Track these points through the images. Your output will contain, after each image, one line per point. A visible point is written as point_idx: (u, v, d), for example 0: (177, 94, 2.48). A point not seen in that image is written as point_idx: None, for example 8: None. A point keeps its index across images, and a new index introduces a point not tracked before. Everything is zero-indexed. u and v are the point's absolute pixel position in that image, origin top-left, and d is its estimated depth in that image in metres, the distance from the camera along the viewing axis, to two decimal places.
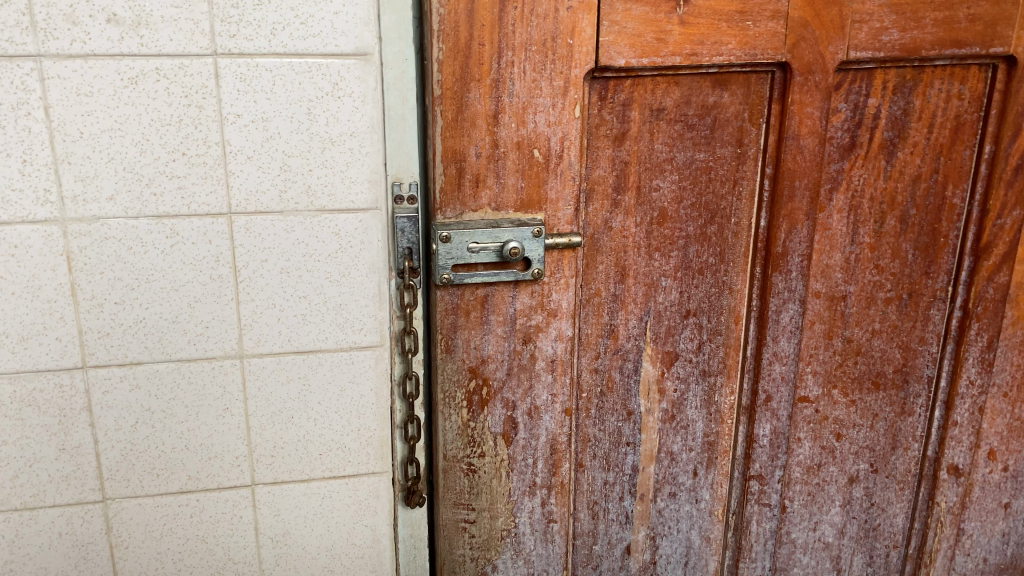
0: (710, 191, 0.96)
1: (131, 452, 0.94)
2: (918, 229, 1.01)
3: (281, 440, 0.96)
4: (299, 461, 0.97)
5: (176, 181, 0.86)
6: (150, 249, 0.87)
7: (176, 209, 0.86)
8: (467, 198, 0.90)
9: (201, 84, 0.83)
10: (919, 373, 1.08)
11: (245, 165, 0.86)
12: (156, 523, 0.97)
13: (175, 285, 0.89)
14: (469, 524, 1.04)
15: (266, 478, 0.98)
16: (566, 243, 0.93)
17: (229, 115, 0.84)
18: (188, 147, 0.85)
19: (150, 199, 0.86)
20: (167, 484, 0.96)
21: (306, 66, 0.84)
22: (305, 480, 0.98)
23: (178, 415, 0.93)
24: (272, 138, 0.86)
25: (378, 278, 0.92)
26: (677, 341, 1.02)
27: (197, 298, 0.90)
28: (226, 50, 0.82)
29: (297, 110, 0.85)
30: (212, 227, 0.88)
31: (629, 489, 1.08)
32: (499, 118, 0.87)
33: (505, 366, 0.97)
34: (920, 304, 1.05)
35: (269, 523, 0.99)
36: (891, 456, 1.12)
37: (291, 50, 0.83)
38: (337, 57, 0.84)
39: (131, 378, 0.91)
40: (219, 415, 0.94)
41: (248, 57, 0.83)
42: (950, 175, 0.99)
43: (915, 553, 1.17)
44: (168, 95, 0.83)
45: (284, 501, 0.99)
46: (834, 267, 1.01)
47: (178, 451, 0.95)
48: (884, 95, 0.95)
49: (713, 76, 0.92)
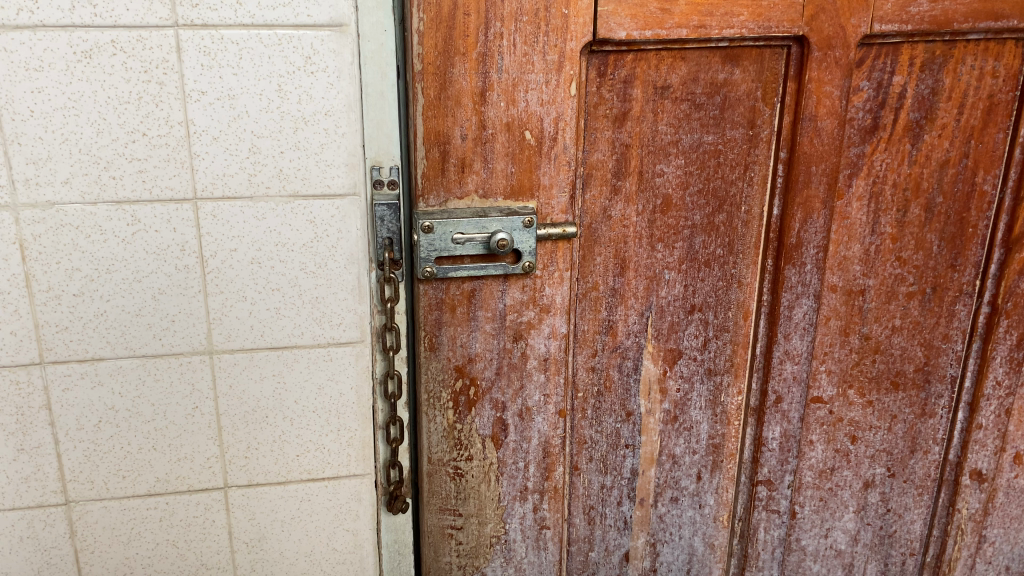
0: (719, 176, 0.89)
1: (95, 453, 0.88)
2: (944, 219, 0.93)
3: (256, 441, 0.90)
4: (275, 462, 0.91)
5: (136, 164, 0.79)
6: (109, 237, 0.81)
7: (137, 194, 0.80)
8: (452, 184, 0.82)
9: (161, 58, 0.76)
10: (942, 372, 1.00)
11: (210, 147, 0.79)
12: (123, 527, 0.92)
13: (138, 275, 0.82)
14: (456, 530, 0.98)
15: (240, 481, 0.92)
16: (560, 234, 0.86)
17: (192, 92, 0.77)
18: (149, 127, 0.78)
19: (109, 183, 0.79)
20: (134, 486, 0.90)
21: (276, 38, 0.76)
22: (282, 483, 0.92)
23: (144, 414, 0.88)
24: (240, 118, 0.79)
25: (357, 270, 0.85)
26: (680, 338, 0.95)
27: (163, 290, 0.83)
28: (188, 21, 0.75)
29: (267, 87, 0.78)
30: (177, 214, 0.81)
31: (628, 493, 1.02)
32: (486, 96, 0.80)
33: (494, 365, 0.91)
34: (945, 300, 0.97)
35: (244, 527, 0.94)
36: (910, 460, 1.04)
37: (260, 21, 0.76)
38: (310, 29, 0.77)
39: (93, 376, 0.85)
40: (188, 414, 0.88)
41: (212, 29, 0.75)
42: (981, 161, 0.91)
43: (933, 561, 1.10)
44: (125, 70, 0.76)
45: (259, 504, 0.93)
46: (852, 260, 0.94)
47: (145, 452, 0.89)
48: (911, 72, 0.87)
49: (723, 51, 0.84)
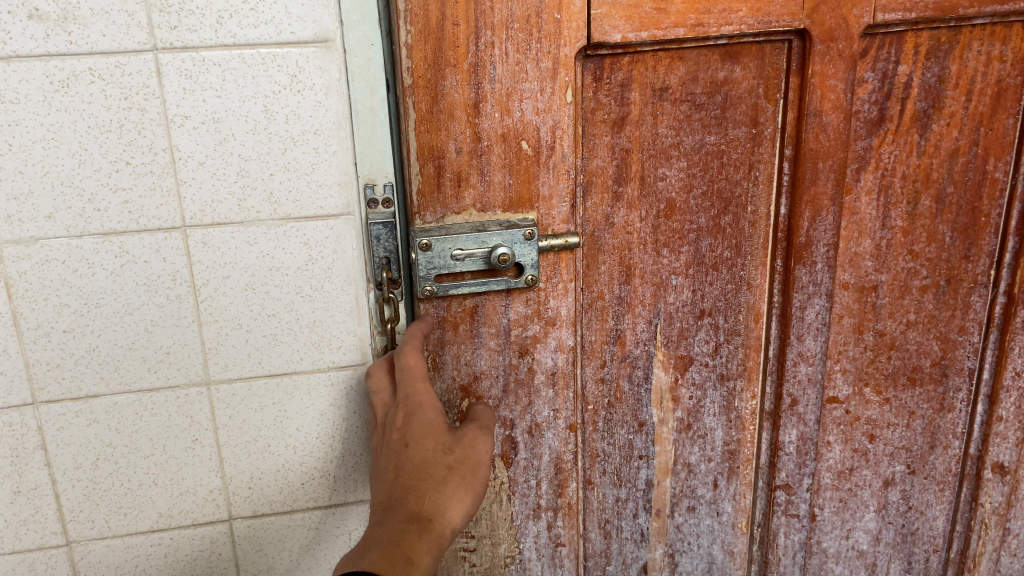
0: (722, 176, 0.86)
1: (94, 491, 0.85)
2: (956, 209, 0.91)
3: (258, 471, 0.88)
4: (280, 492, 0.89)
5: (122, 194, 0.76)
6: (97, 270, 0.78)
7: (124, 226, 0.77)
8: (448, 199, 0.79)
9: (141, 83, 0.73)
10: (959, 366, 0.98)
11: (197, 172, 0.76)
12: (127, 565, 0.89)
13: (129, 308, 0.80)
14: (469, 552, 0.94)
15: (245, 511, 0.89)
16: (563, 245, 0.83)
17: (176, 117, 0.74)
18: (132, 155, 0.75)
19: (94, 215, 0.76)
20: (136, 523, 0.88)
21: (259, 57, 0.74)
22: (288, 512, 0.90)
23: (143, 449, 0.85)
24: (226, 141, 0.76)
25: (354, 291, 0.83)
26: (690, 344, 0.92)
27: (155, 321, 0.81)
28: (167, 44, 0.72)
29: (253, 108, 0.75)
30: (166, 242, 0.78)
31: (644, 505, 0.99)
32: (480, 107, 0.77)
33: (500, 382, 0.88)
34: (960, 292, 0.94)
35: (252, 559, 0.91)
36: (930, 456, 1.02)
37: (242, 40, 0.73)
38: (294, 46, 0.74)
39: (88, 413, 0.83)
40: (188, 447, 0.86)
41: (193, 51, 0.73)
42: (991, 147, 0.89)
43: (957, 557, 1.08)
44: (105, 98, 0.73)
45: (266, 535, 0.91)
46: (863, 256, 0.91)
47: (146, 488, 0.86)
48: (916, 61, 0.84)
49: (722, 48, 0.81)
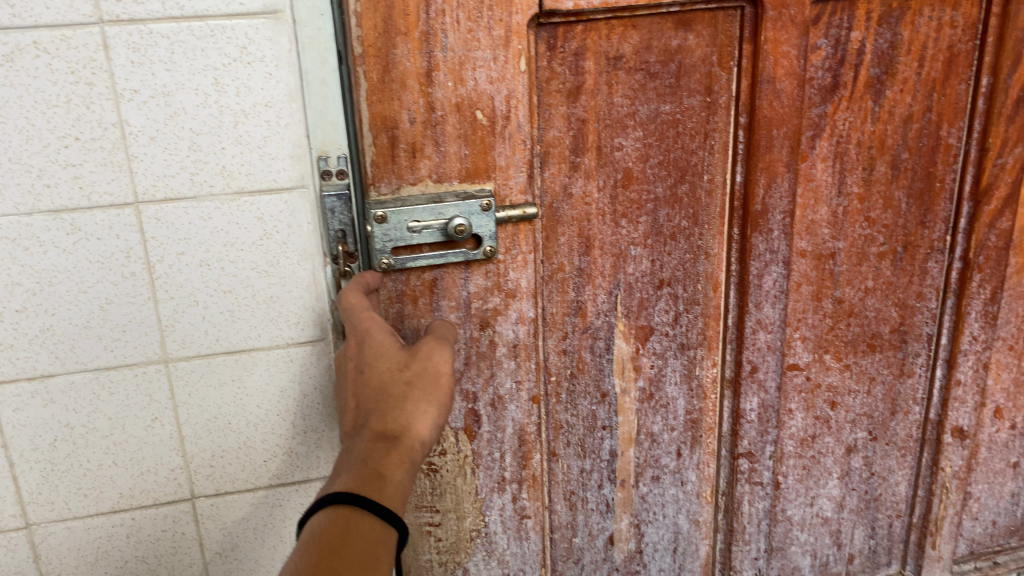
0: (679, 146, 0.86)
1: (53, 472, 0.84)
2: (911, 175, 0.93)
3: (219, 449, 0.87)
4: (242, 470, 0.89)
5: (72, 170, 0.75)
6: (49, 248, 0.77)
7: (75, 202, 0.76)
8: (404, 170, 0.77)
9: (87, 57, 0.72)
10: (917, 332, 1.01)
11: (148, 147, 0.76)
12: (90, 547, 0.88)
13: (82, 286, 0.79)
14: (434, 527, 0.92)
15: (207, 490, 0.89)
16: (520, 216, 0.82)
17: (124, 91, 0.73)
18: (81, 131, 0.74)
19: (44, 192, 0.75)
20: (97, 504, 0.87)
21: (208, 29, 0.73)
22: (251, 489, 0.90)
23: (102, 429, 0.84)
24: (176, 116, 0.75)
25: (311, 265, 0.82)
26: (651, 314, 0.92)
27: (110, 299, 0.80)
28: (113, 17, 0.71)
29: (203, 81, 0.74)
30: (118, 219, 0.77)
31: (608, 475, 0.98)
32: (432, 76, 0.75)
33: (462, 356, 0.86)
34: (917, 258, 0.97)
35: (216, 537, 0.91)
36: (890, 422, 1.04)
37: (189, 12, 0.72)
38: (243, 17, 0.73)
39: (44, 393, 0.81)
40: (147, 426, 0.85)
41: (140, 24, 0.72)
42: (944, 113, 0.91)
43: (920, 521, 1.11)
44: (51, 73, 0.72)
45: (229, 513, 0.90)
46: (819, 223, 0.92)
47: (105, 468, 0.85)
48: (868, 27, 0.86)
49: (675, 16, 0.81)
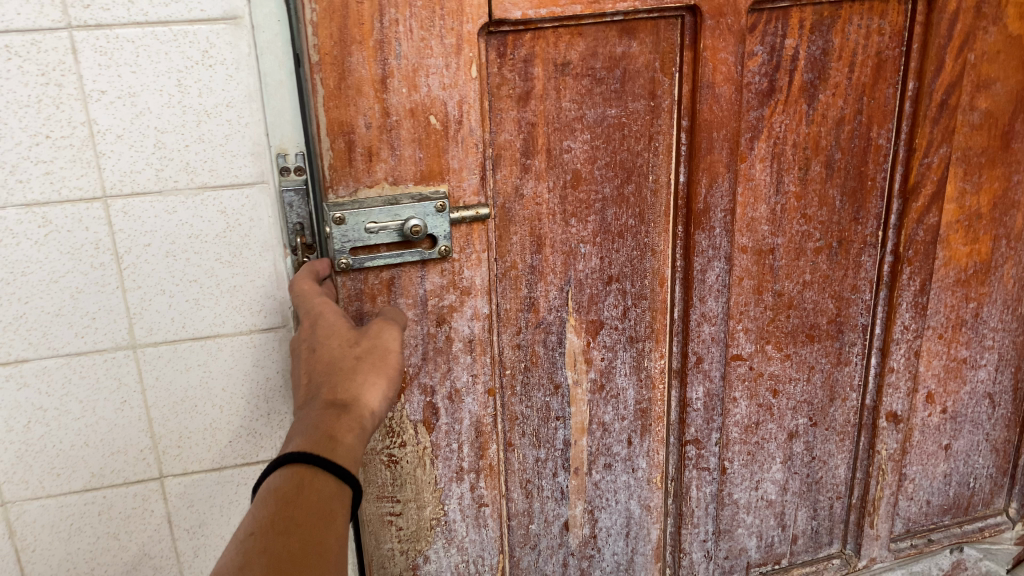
0: (624, 148, 0.90)
1: (27, 453, 0.86)
2: (844, 174, 0.98)
3: (187, 430, 0.90)
4: (209, 449, 0.91)
5: (43, 166, 0.77)
6: (22, 240, 0.79)
7: (46, 196, 0.78)
8: (361, 173, 0.80)
9: (57, 60, 0.74)
10: (853, 322, 1.06)
11: (115, 145, 0.78)
12: (63, 524, 0.90)
13: (54, 276, 0.80)
14: (395, 517, 0.95)
15: (175, 469, 0.91)
16: (473, 216, 0.85)
17: (92, 92, 0.76)
18: (52, 129, 0.76)
19: (16, 187, 0.77)
20: (70, 483, 0.88)
21: (171, 34, 0.76)
22: (217, 469, 0.92)
23: (74, 412, 0.85)
24: (143, 115, 0.77)
25: (272, 257, 0.85)
26: (600, 309, 0.96)
27: (80, 288, 0.82)
28: (81, 22, 0.73)
29: (167, 83, 0.77)
30: (87, 212, 0.79)
31: (563, 464, 1.02)
32: (387, 83, 0.78)
33: (419, 351, 0.89)
34: (851, 252, 1.02)
35: (184, 515, 0.93)
36: (830, 408, 1.10)
37: (154, 18, 0.75)
38: (205, 23, 0.76)
39: (18, 377, 0.83)
40: (117, 409, 0.87)
41: (107, 29, 0.74)
42: (874, 116, 0.97)
43: (859, 502, 1.17)
44: (22, 75, 0.74)
45: (196, 491, 0.92)
46: (760, 221, 0.97)
47: (78, 449, 0.87)
48: (801, 34, 0.90)
49: (619, 25, 0.85)
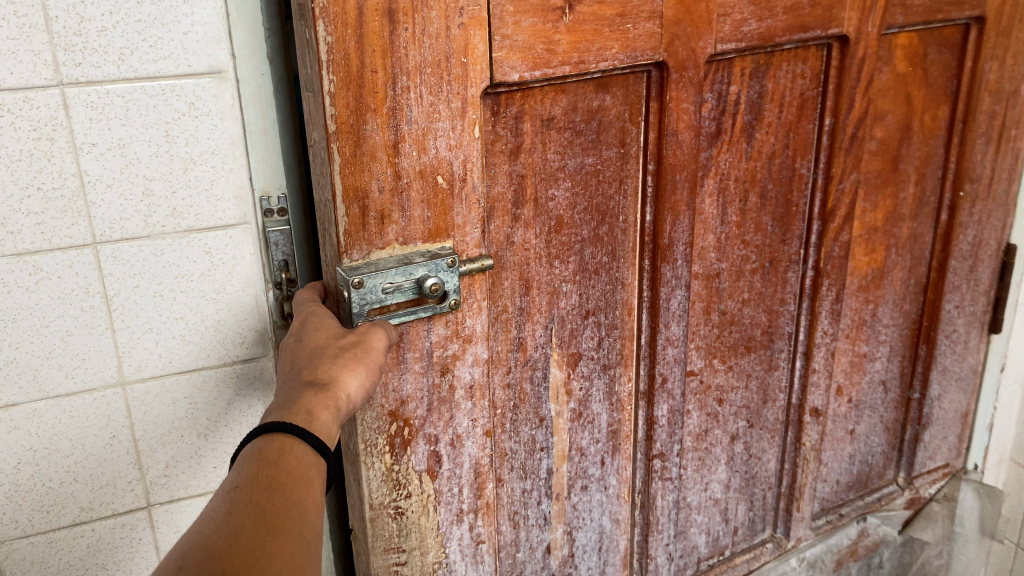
0: (599, 193, 0.96)
1: (16, 494, 0.87)
2: (775, 203, 1.10)
3: (173, 459, 0.92)
4: (195, 476, 0.94)
5: (34, 218, 0.79)
6: (12, 288, 0.80)
7: (37, 245, 0.80)
8: (374, 236, 0.81)
9: (49, 116, 0.77)
10: (781, 331, 1.19)
11: (106, 194, 0.81)
12: (51, 559, 0.91)
13: (45, 321, 0.82)
14: (400, 566, 0.96)
15: (163, 498, 0.93)
16: (478, 268, 0.88)
17: (83, 145, 0.79)
18: (43, 182, 0.79)
19: (6, 238, 0.79)
20: (59, 519, 0.90)
21: (159, 88, 0.80)
22: (204, 494, 0.95)
23: (63, 450, 0.87)
24: (131, 165, 0.81)
25: (254, 291, 0.90)
26: (579, 342, 1.01)
27: (71, 331, 0.84)
28: (73, 79, 0.77)
29: (155, 134, 0.81)
30: (78, 258, 0.82)
31: (546, 492, 1.06)
32: (399, 147, 0.79)
33: (425, 403, 0.90)
34: (780, 269, 1.14)
35: (171, 540, 0.96)
36: (763, 409, 1.22)
37: (143, 74, 0.79)
38: (191, 77, 0.81)
39: (7, 423, 0.84)
40: (105, 445, 0.89)
41: (97, 85, 0.77)
42: (799, 149, 1.09)
43: (787, 490, 1.30)
44: (14, 130, 0.76)
45: (183, 517, 0.95)
46: (708, 249, 1.06)
47: (67, 485, 0.89)
48: (743, 81, 1.00)
49: (596, 81, 0.91)
